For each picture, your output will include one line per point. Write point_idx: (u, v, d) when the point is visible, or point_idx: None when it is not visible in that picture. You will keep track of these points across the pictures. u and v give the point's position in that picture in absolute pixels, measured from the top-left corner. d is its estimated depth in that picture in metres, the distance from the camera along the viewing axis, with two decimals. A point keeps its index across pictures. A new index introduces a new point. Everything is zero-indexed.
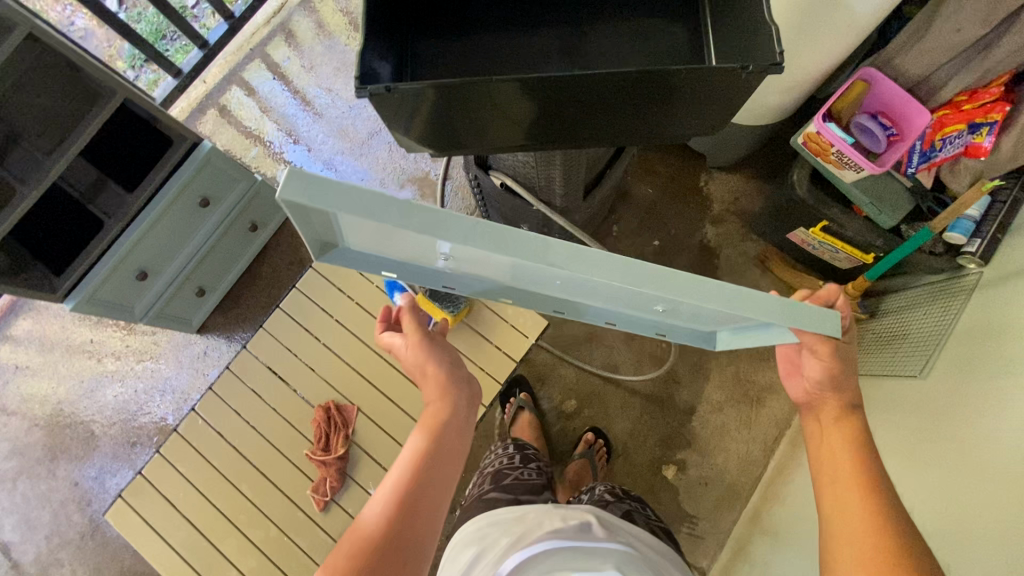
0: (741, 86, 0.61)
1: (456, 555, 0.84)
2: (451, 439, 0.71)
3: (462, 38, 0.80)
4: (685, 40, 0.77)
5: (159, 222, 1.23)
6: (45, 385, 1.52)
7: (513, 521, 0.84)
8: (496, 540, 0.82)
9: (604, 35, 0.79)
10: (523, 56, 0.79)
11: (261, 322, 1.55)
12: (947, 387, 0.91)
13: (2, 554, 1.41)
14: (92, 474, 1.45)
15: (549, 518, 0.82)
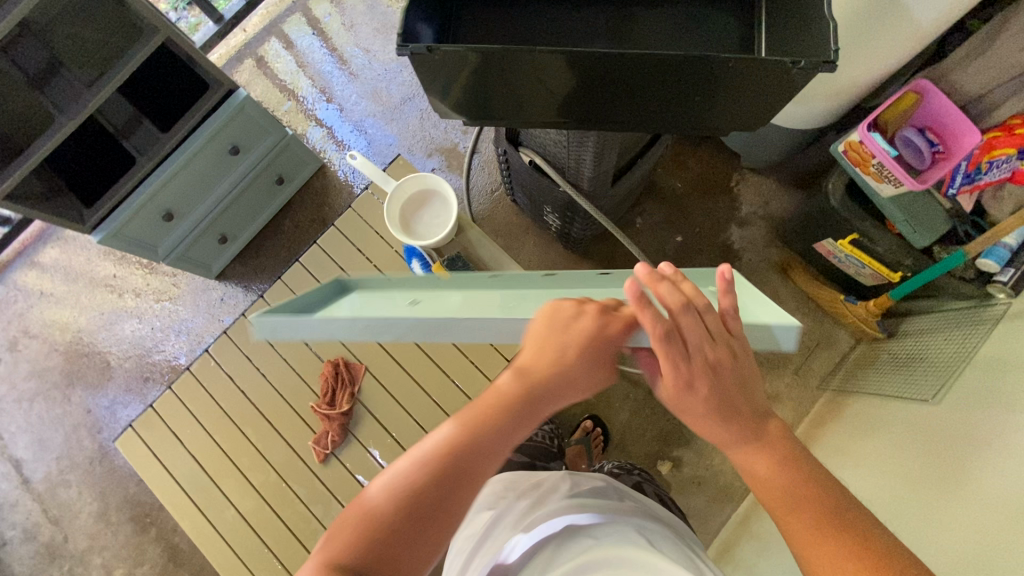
0: (792, 79, 0.59)
1: (476, 514, 0.92)
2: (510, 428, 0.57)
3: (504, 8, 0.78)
4: (737, 30, 0.74)
5: (188, 165, 1.24)
6: (67, 313, 1.56)
7: (530, 487, 0.91)
8: (513, 499, 0.88)
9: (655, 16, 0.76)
10: (567, 30, 0.77)
11: (278, 276, 1.56)
12: (960, 415, 0.89)
13: (15, 469, 1.47)
14: (105, 404, 1.50)
15: (563, 485, 0.87)
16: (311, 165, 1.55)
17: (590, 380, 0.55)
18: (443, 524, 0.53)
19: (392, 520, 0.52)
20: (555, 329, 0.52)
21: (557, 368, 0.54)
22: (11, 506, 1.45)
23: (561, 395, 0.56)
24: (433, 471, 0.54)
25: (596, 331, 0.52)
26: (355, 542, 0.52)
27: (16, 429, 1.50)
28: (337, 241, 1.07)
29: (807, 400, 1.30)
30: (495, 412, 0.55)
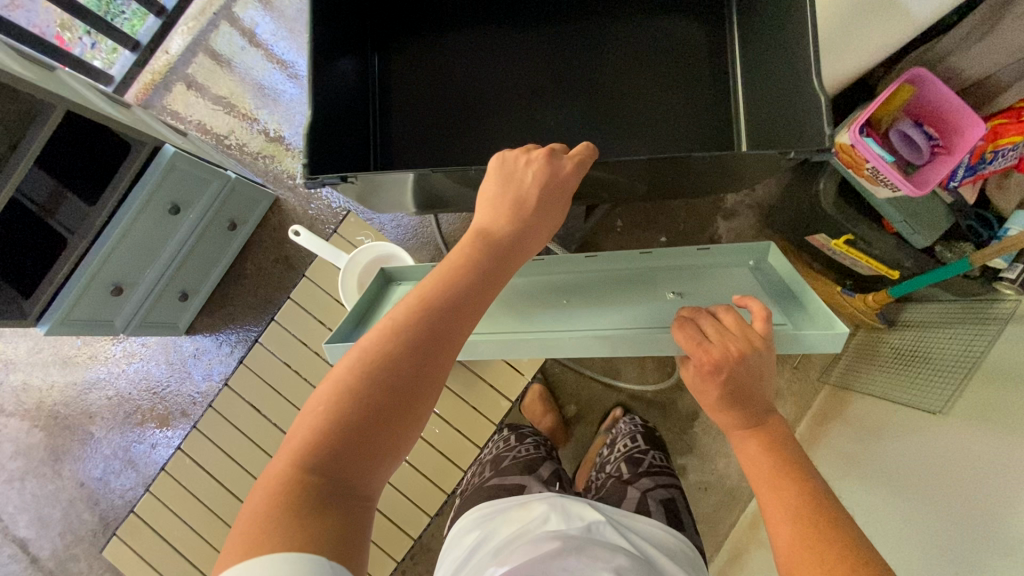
0: (751, 159, 0.71)
1: (462, 535, 0.86)
2: (473, 285, 0.52)
3: (489, 95, 0.93)
4: (711, 107, 0.90)
5: (128, 235, 1.14)
6: (39, 387, 1.50)
7: (517, 509, 0.84)
8: (500, 526, 0.82)
9: (634, 99, 0.91)
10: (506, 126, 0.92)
11: (248, 322, 1.48)
12: (964, 427, 0.86)
13: (20, 549, 1.45)
14: (97, 475, 1.46)
15: (553, 515, 0.79)
16: (265, 201, 1.45)
17: (549, 222, 0.59)
18: (418, 412, 0.46)
19: (361, 401, 0.44)
20: (509, 182, 0.59)
21: (517, 220, 0.56)
22: None
23: (527, 242, 0.56)
24: (404, 339, 0.47)
25: (548, 174, 0.59)
26: (326, 430, 0.43)
27: (12, 509, 1.47)
28: None
29: (808, 394, 1.27)
30: (459, 272, 0.52)
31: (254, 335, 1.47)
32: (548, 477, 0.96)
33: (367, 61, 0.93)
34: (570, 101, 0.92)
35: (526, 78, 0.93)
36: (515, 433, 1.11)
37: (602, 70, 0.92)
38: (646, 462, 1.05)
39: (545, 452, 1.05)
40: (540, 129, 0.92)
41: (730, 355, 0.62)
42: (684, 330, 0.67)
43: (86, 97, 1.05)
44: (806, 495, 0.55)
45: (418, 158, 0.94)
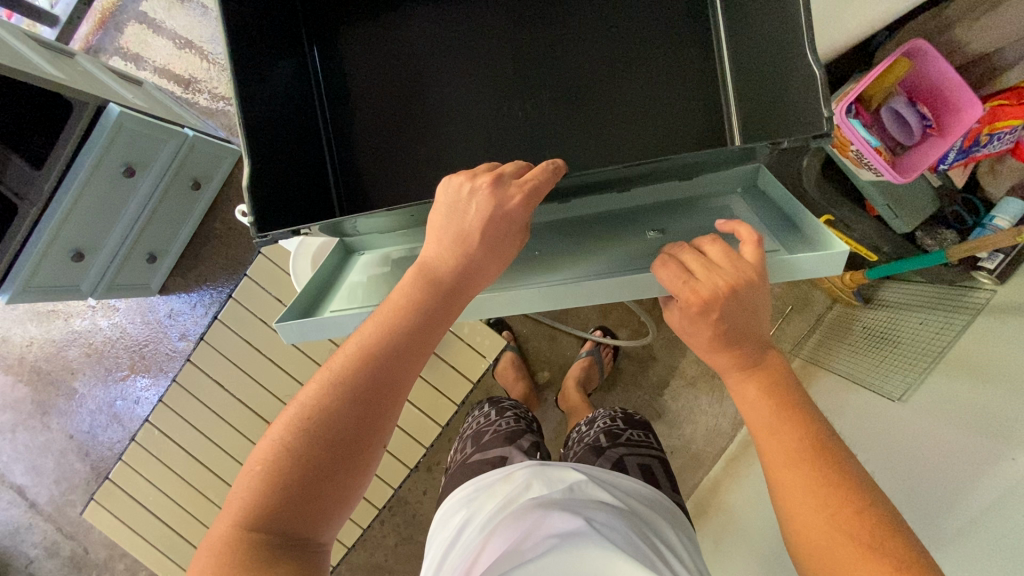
0: (764, 148, 0.54)
1: (446, 519, 0.69)
2: (418, 330, 0.48)
3: (463, 98, 0.72)
4: (708, 88, 0.68)
5: (82, 199, 1.09)
6: (20, 343, 1.51)
7: (499, 481, 0.68)
8: (483, 500, 0.66)
9: (625, 94, 0.69)
10: (459, 93, 0.72)
11: (219, 282, 1.45)
12: (909, 410, 0.87)
13: (19, 495, 1.52)
14: (84, 428, 1.50)
15: (535, 481, 0.65)
16: (229, 158, 1.38)
17: (501, 256, 0.51)
18: (362, 465, 0.45)
19: (302, 460, 0.43)
20: (452, 216, 0.50)
21: (462, 256, 0.49)
22: (26, 529, 1.52)
23: (477, 279, 0.50)
24: (347, 393, 0.45)
25: (493, 207, 0.49)
26: (268, 489, 0.42)
27: (8, 458, 1.53)
28: (255, 292, 0.96)
29: None
30: (398, 322, 0.48)
31: (226, 295, 1.45)
32: (529, 449, 0.81)
33: (305, 69, 0.73)
34: (559, 104, 0.70)
35: (497, 68, 0.71)
36: (497, 407, 0.98)
37: (578, 53, 0.70)
38: (631, 432, 0.86)
39: (526, 424, 0.91)
40: (536, 145, 0.71)
41: (723, 291, 0.47)
42: (668, 267, 0.50)
43: (14, 51, 0.97)
44: (810, 438, 0.46)
45: (386, 181, 0.74)
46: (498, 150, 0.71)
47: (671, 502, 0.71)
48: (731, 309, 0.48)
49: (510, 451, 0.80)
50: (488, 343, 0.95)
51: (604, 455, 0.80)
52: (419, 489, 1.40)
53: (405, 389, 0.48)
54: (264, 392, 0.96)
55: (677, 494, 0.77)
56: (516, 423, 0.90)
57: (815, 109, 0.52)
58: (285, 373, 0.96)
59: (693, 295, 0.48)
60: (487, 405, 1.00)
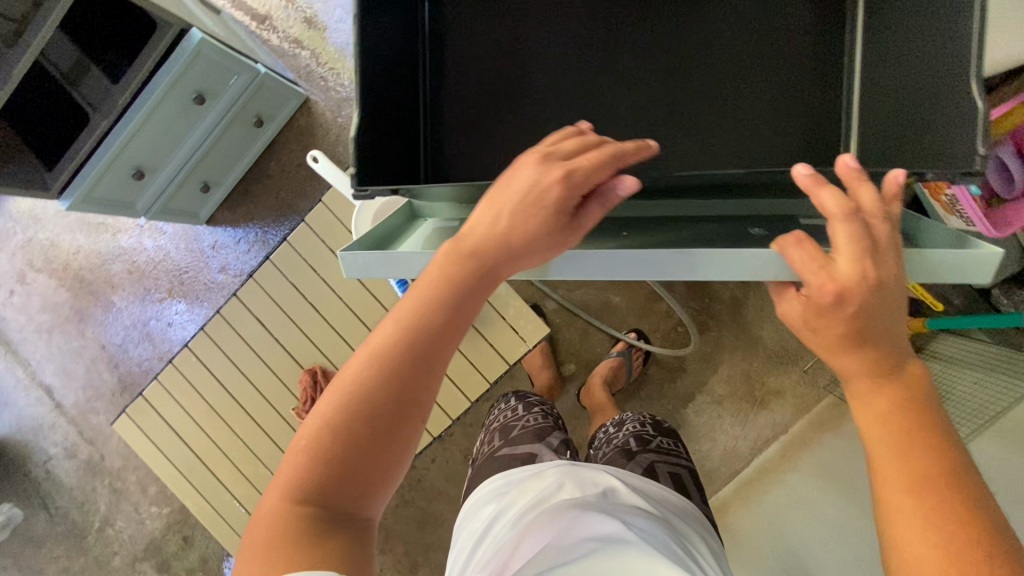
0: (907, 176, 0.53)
1: (475, 509, 0.69)
2: (457, 309, 0.47)
3: (565, 73, 0.70)
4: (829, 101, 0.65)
5: (150, 119, 1.09)
6: (67, 249, 1.55)
7: (529, 478, 0.67)
8: (515, 495, 0.66)
9: (741, 95, 0.66)
10: (558, 70, 0.70)
11: (266, 222, 1.46)
12: None
13: (47, 394, 1.58)
14: (116, 341, 1.54)
15: (568, 483, 0.64)
16: (294, 99, 1.38)
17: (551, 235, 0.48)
18: (399, 443, 0.45)
19: (345, 437, 0.44)
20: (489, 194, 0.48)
21: (501, 233, 0.47)
22: (49, 428, 1.58)
23: (514, 255, 0.48)
24: (385, 371, 0.45)
25: (531, 184, 0.47)
26: (314, 467, 0.43)
27: (40, 357, 1.58)
28: (309, 239, 0.96)
29: (809, 399, 1.25)
30: (425, 301, 0.46)
31: (271, 236, 1.46)
32: (559, 446, 0.81)
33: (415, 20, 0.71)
34: (667, 92, 0.68)
35: (606, 45, 0.69)
36: (523, 402, 0.96)
37: (700, 42, 0.67)
38: (661, 439, 0.85)
39: (554, 421, 0.90)
40: (638, 131, 0.68)
41: (866, 282, 0.40)
42: (803, 247, 0.41)
43: None
44: (943, 458, 0.38)
45: (471, 146, 0.73)
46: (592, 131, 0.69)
47: (701, 515, 0.71)
48: (875, 320, 0.40)
49: (540, 449, 0.79)
50: (532, 329, 0.94)
51: (635, 459, 0.79)
52: (427, 457, 1.41)
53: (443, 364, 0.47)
54: (303, 339, 0.97)
55: (706, 506, 0.76)
56: (545, 420, 0.89)
57: (974, 129, 0.50)
58: (326, 323, 0.97)
59: (829, 283, 0.40)
60: (512, 399, 1.00)
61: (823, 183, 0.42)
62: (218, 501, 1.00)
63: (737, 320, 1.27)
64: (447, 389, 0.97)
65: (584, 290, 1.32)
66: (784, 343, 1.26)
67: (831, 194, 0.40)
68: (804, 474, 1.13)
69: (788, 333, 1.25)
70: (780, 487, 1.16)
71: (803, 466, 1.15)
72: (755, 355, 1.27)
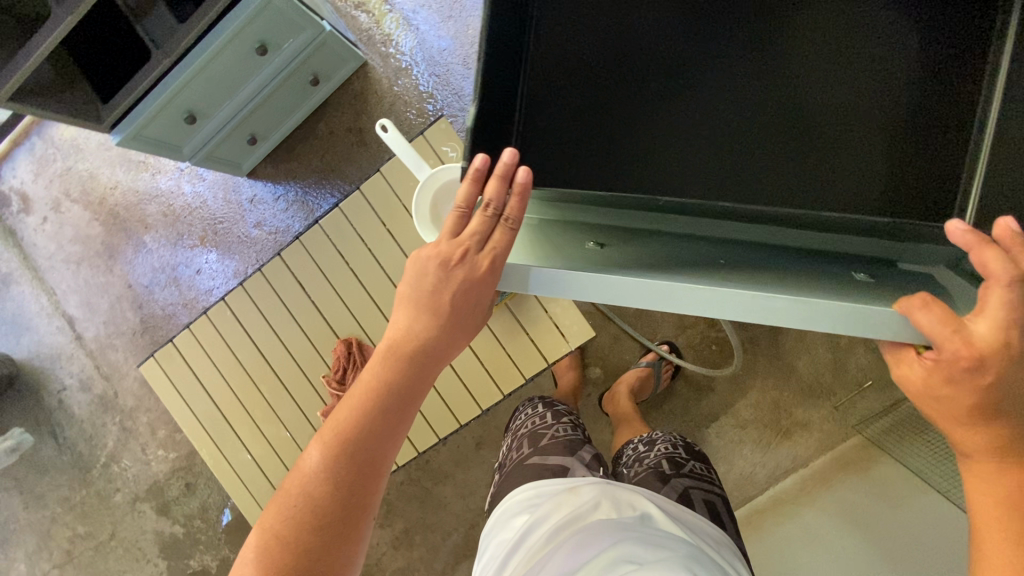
0: None
1: (506, 519, 0.69)
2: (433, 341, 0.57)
3: (694, 37, 0.58)
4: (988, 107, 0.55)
5: (211, 64, 1.07)
6: (105, 183, 1.53)
7: (564, 492, 0.66)
8: (547, 509, 0.64)
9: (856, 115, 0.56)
10: (662, 44, 0.58)
11: (308, 184, 1.44)
12: None
13: (68, 324, 1.58)
14: (143, 282, 1.54)
15: (604, 501, 0.63)
16: (353, 63, 1.35)
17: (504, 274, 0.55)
18: (359, 513, 0.58)
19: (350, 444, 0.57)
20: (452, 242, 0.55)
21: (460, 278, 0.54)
22: (66, 358, 1.59)
23: (444, 339, 0.57)
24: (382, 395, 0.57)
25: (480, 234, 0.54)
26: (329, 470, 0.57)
27: (66, 288, 1.58)
28: (362, 209, 0.94)
29: (835, 436, 1.23)
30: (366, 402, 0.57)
31: (310, 198, 1.44)
32: (591, 462, 0.78)
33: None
34: (790, 80, 0.57)
35: (747, 8, 0.57)
36: (551, 411, 0.93)
37: (860, 21, 0.56)
38: (693, 464, 0.83)
39: (583, 434, 0.88)
40: (766, 118, 0.57)
41: (1006, 351, 0.41)
42: (931, 309, 0.43)
43: None
44: None
45: (565, 112, 0.60)
46: (715, 112, 0.58)
47: (735, 547, 0.69)
48: (998, 396, 0.43)
49: (571, 463, 0.76)
50: (576, 330, 0.91)
51: (669, 483, 0.77)
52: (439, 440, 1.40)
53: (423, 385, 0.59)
54: (342, 310, 0.95)
55: (739, 538, 0.74)
56: (574, 432, 0.86)
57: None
58: (367, 296, 0.95)
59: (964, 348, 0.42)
60: (538, 406, 0.97)
61: (986, 241, 0.42)
62: (235, 458, 1.00)
63: (774, 347, 1.24)
64: (481, 380, 0.95)
65: None
66: (819, 377, 1.23)
67: (994, 258, 0.41)
68: (821, 509, 1.11)
69: (824, 367, 1.23)
70: (794, 520, 1.14)
71: (821, 503, 1.13)
72: (787, 385, 1.24)
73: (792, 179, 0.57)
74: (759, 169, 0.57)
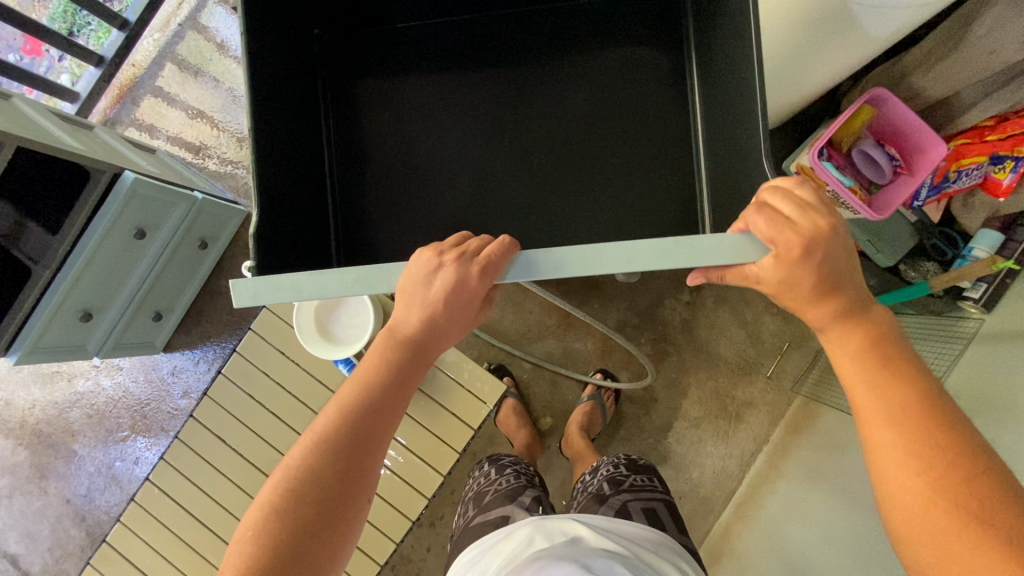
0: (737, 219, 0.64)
1: None
2: (389, 399, 0.52)
3: (478, 126, 0.82)
4: (683, 120, 0.80)
5: (93, 262, 1.13)
6: (22, 405, 1.51)
7: (502, 540, 0.68)
8: (488, 562, 0.66)
9: (569, 142, 0.80)
10: (422, 129, 0.83)
11: (224, 338, 1.48)
12: None
13: (11, 564, 1.48)
14: (82, 492, 1.47)
15: (536, 535, 0.65)
16: (236, 218, 1.45)
17: (461, 323, 0.55)
18: (342, 520, 0.48)
19: (285, 520, 0.46)
20: (413, 286, 0.51)
21: (427, 323, 0.52)
22: None
23: (442, 337, 0.55)
24: (332, 455, 0.49)
25: (458, 282, 0.51)
26: (258, 557, 0.45)
27: (2, 526, 1.49)
28: (258, 345, 0.97)
29: (780, 404, 1.28)
30: (369, 386, 0.51)
31: (229, 350, 1.47)
32: (531, 504, 0.80)
33: (355, 88, 0.84)
34: (506, 129, 0.82)
35: (477, 91, 0.83)
36: (496, 465, 0.95)
37: (563, 80, 0.81)
38: (635, 477, 0.86)
39: (527, 480, 0.90)
40: (493, 158, 0.81)
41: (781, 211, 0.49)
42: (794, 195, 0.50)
43: (38, 126, 1.03)
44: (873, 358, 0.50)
45: (367, 191, 0.82)
46: (501, 176, 0.81)
47: (679, 546, 0.71)
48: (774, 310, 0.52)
49: (512, 510, 0.79)
50: (489, 388, 0.95)
51: (608, 502, 0.80)
52: (422, 546, 1.34)
53: (380, 445, 0.51)
54: (268, 447, 0.96)
55: (684, 536, 0.77)
56: (516, 479, 0.89)
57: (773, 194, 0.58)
58: (288, 425, 0.96)
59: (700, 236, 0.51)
60: (482, 464, 1.00)
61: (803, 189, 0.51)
62: None
63: (694, 341, 1.31)
64: (420, 469, 0.96)
65: (545, 342, 1.35)
66: (743, 355, 1.30)
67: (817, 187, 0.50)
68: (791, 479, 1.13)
69: (743, 344, 1.30)
70: (773, 498, 1.16)
71: (789, 473, 1.17)
72: (719, 371, 1.30)
73: (526, 209, 0.80)
74: (522, 212, 0.80)
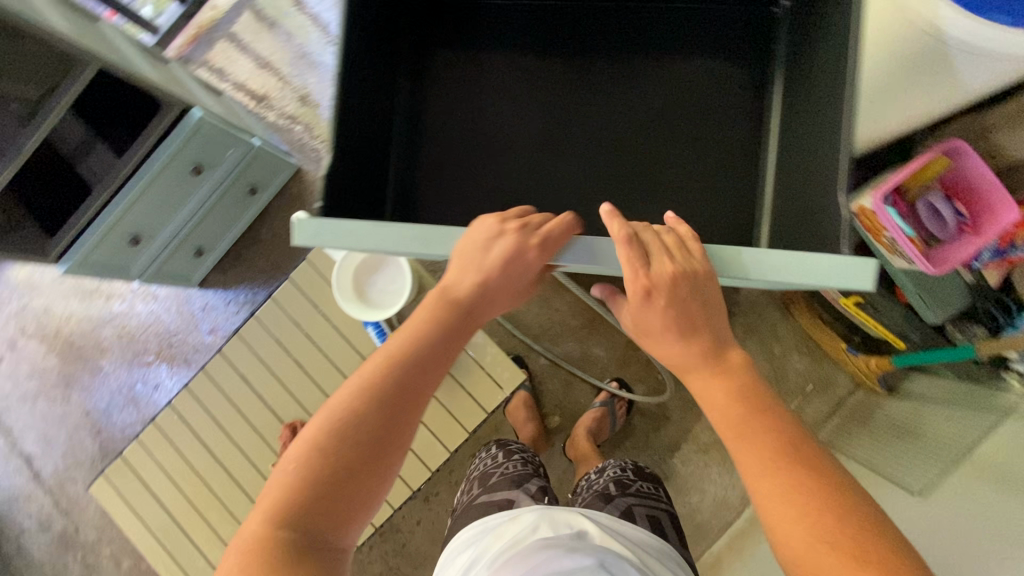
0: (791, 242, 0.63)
1: (454, 558, 0.70)
2: (435, 355, 0.55)
3: (546, 116, 0.82)
4: (748, 142, 0.78)
5: (150, 190, 1.16)
6: (59, 315, 1.57)
7: (505, 523, 0.68)
8: (490, 542, 0.66)
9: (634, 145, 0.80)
10: (489, 109, 0.83)
11: (258, 284, 1.52)
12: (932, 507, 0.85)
13: (25, 463, 1.55)
14: (101, 407, 1.54)
15: (542, 523, 0.65)
16: (287, 170, 1.48)
17: (509, 295, 0.59)
18: (383, 463, 0.50)
19: (331, 456, 0.48)
20: (474, 250, 0.55)
21: (480, 288, 0.56)
22: (25, 499, 1.54)
23: (489, 305, 0.58)
24: (379, 400, 0.51)
25: (516, 252, 0.55)
26: (302, 487, 0.47)
27: (23, 425, 1.56)
28: (294, 295, 1.00)
29: None
30: (419, 341, 0.54)
31: (260, 296, 1.51)
32: (536, 492, 0.81)
33: (430, 57, 0.85)
34: (573, 122, 0.82)
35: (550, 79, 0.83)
36: (503, 450, 0.96)
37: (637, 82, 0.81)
38: (641, 483, 0.86)
39: (533, 469, 0.91)
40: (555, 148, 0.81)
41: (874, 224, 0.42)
42: None
43: (122, 51, 1.07)
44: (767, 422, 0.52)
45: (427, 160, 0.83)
46: (558, 168, 0.81)
47: (679, 555, 0.72)
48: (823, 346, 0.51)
49: (516, 496, 0.80)
50: (508, 375, 0.96)
51: (613, 502, 0.81)
52: (413, 519, 1.36)
53: (424, 397, 0.54)
54: (287, 395, 0.99)
55: (684, 548, 0.77)
56: (523, 467, 0.89)
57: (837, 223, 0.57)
58: (309, 377, 0.99)
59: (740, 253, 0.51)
60: (488, 448, 1.00)
61: None
62: (192, 568, 0.98)
63: None
64: (428, 442, 0.97)
65: (567, 341, 1.35)
66: None
67: None
68: None
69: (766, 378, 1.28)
70: None
71: None
72: None
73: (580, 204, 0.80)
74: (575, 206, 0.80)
